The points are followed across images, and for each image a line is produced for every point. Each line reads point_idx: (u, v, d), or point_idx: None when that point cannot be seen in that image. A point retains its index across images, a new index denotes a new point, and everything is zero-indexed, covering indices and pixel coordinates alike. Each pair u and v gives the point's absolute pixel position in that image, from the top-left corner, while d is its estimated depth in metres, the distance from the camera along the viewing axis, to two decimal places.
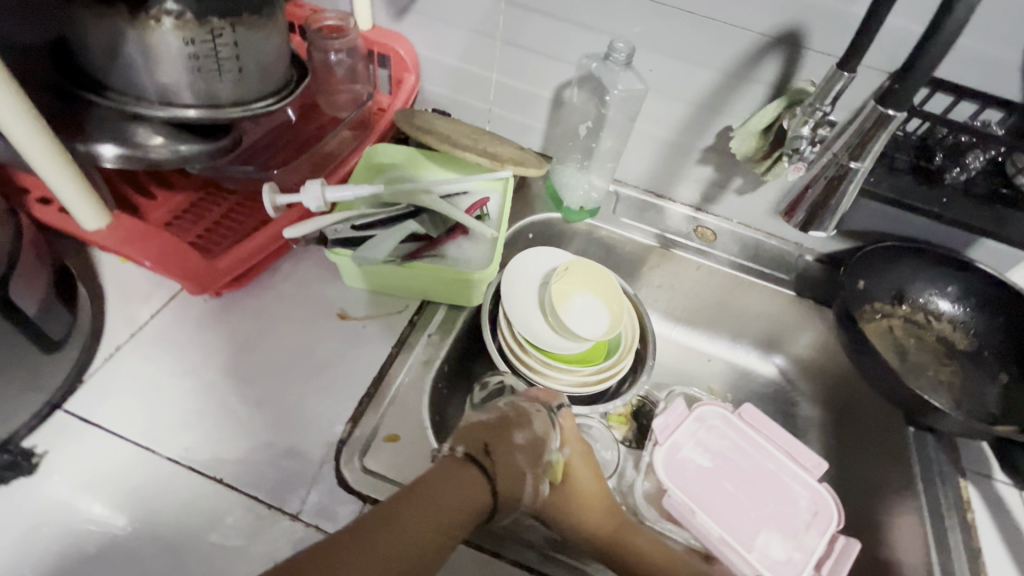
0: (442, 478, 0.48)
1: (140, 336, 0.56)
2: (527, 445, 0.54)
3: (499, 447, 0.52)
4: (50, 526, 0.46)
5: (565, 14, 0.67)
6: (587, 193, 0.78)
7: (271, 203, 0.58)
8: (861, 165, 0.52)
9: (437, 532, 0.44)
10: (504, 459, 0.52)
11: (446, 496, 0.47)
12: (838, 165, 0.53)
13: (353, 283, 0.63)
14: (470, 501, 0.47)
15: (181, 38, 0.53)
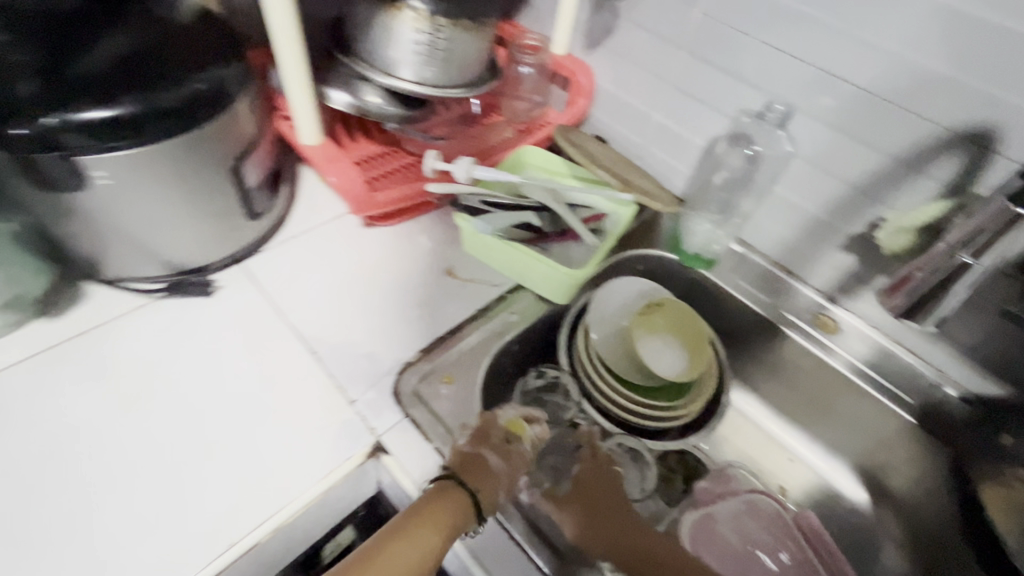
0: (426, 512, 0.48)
1: (307, 234, 0.72)
2: (501, 450, 0.53)
3: (470, 464, 0.52)
4: (189, 345, 0.61)
5: (737, 71, 0.70)
6: (709, 244, 0.79)
7: (428, 165, 0.71)
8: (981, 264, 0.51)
9: (430, 554, 0.47)
10: (478, 478, 0.51)
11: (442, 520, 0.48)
12: (949, 257, 0.53)
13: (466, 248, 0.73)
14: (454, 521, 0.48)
15: (413, 27, 0.68)
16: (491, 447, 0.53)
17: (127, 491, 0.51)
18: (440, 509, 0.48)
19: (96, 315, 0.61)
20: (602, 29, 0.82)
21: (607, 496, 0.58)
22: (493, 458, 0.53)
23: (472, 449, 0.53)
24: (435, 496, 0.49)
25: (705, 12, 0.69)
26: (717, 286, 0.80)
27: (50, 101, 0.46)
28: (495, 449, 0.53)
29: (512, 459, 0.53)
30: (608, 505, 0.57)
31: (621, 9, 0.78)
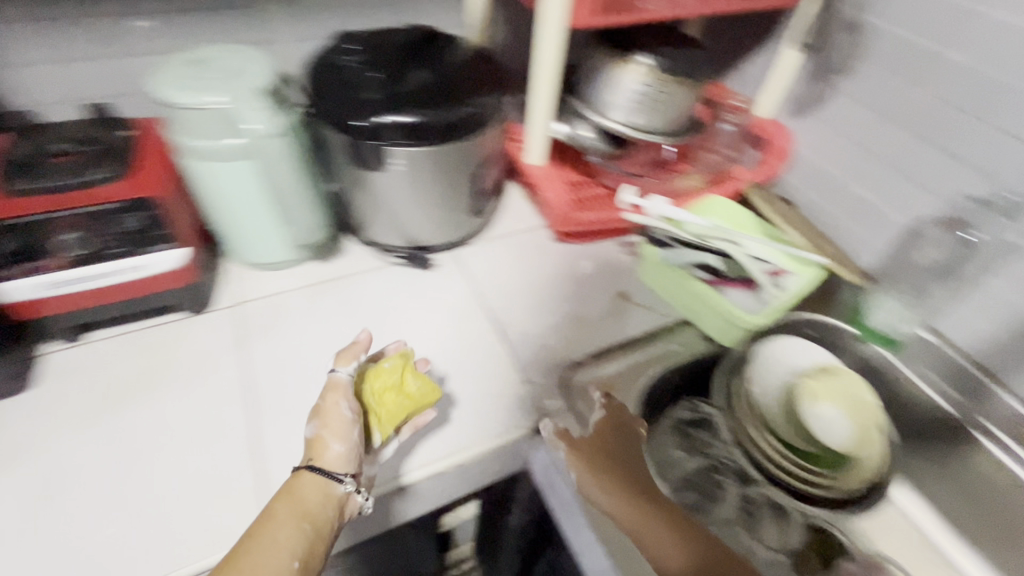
0: (282, 504, 0.48)
1: (508, 237, 0.85)
2: (318, 417, 0.54)
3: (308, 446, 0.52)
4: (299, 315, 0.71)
5: (964, 154, 0.68)
6: (896, 324, 0.75)
7: (624, 198, 0.80)
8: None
9: (293, 536, 0.46)
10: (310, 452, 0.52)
11: (301, 507, 0.48)
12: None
13: (643, 276, 0.79)
14: (321, 510, 0.48)
15: (634, 78, 0.79)
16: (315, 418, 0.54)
17: (134, 453, 0.57)
18: (295, 499, 0.48)
19: (351, 266, 0.77)
20: (814, 99, 0.85)
21: (620, 443, 0.62)
22: (310, 426, 0.54)
23: (311, 430, 0.53)
24: (282, 495, 0.49)
25: (934, 93, 0.69)
26: (898, 371, 0.75)
27: (378, 106, 0.63)
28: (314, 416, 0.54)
29: (335, 421, 0.53)
30: (638, 475, 0.59)
31: (840, 83, 0.81)
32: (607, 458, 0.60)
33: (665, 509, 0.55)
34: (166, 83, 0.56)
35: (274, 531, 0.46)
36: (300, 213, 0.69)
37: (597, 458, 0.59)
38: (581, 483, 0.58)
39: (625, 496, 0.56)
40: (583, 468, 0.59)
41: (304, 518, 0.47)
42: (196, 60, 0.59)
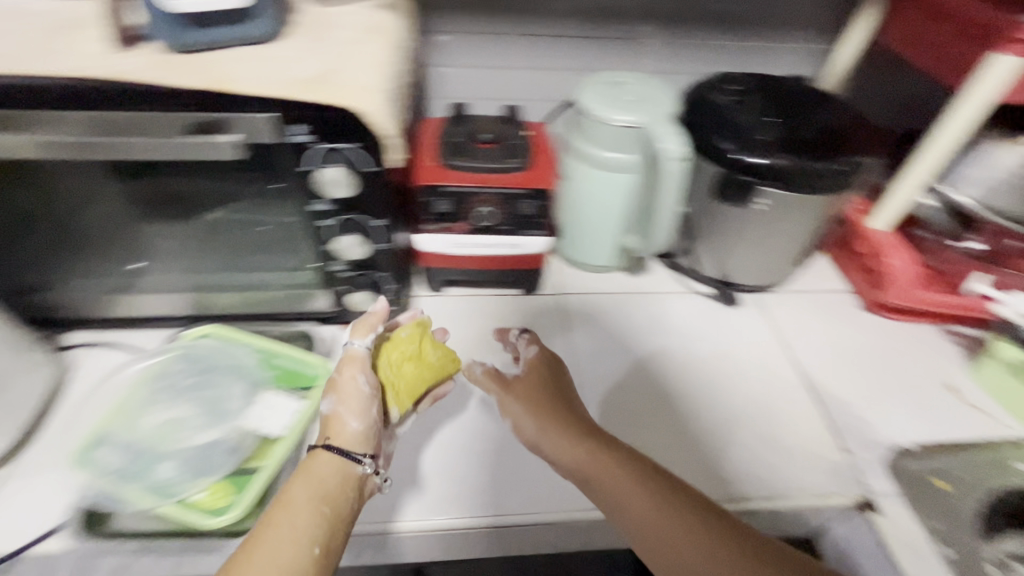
0: (296, 485, 0.44)
1: (812, 295, 0.82)
2: (332, 390, 0.52)
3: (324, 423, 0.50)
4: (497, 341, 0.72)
5: None
6: None
7: (973, 285, 0.75)
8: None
9: (309, 520, 0.42)
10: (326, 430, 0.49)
11: (318, 485, 0.44)
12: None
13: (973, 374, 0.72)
14: (313, 486, 0.44)
15: (1016, 157, 0.71)
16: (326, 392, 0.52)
17: None
18: (314, 479, 0.45)
19: (656, 285, 0.80)
20: None
21: (549, 392, 0.59)
22: (326, 403, 0.51)
23: (328, 406, 0.51)
24: (304, 470, 0.46)
25: None
26: None
27: (759, 148, 0.64)
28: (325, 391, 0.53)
29: (349, 389, 0.52)
30: (558, 384, 0.61)
31: None
32: (530, 379, 0.61)
33: (610, 444, 0.52)
34: (591, 100, 0.66)
35: (288, 514, 0.41)
36: (654, 240, 0.71)
37: (529, 390, 0.60)
38: (529, 429, 0.57)
39: (567, 434, 0.54)
40: (521, 415, 0.58)
41: (322, 499, 0.43)
42: (614, 82, 0.68)
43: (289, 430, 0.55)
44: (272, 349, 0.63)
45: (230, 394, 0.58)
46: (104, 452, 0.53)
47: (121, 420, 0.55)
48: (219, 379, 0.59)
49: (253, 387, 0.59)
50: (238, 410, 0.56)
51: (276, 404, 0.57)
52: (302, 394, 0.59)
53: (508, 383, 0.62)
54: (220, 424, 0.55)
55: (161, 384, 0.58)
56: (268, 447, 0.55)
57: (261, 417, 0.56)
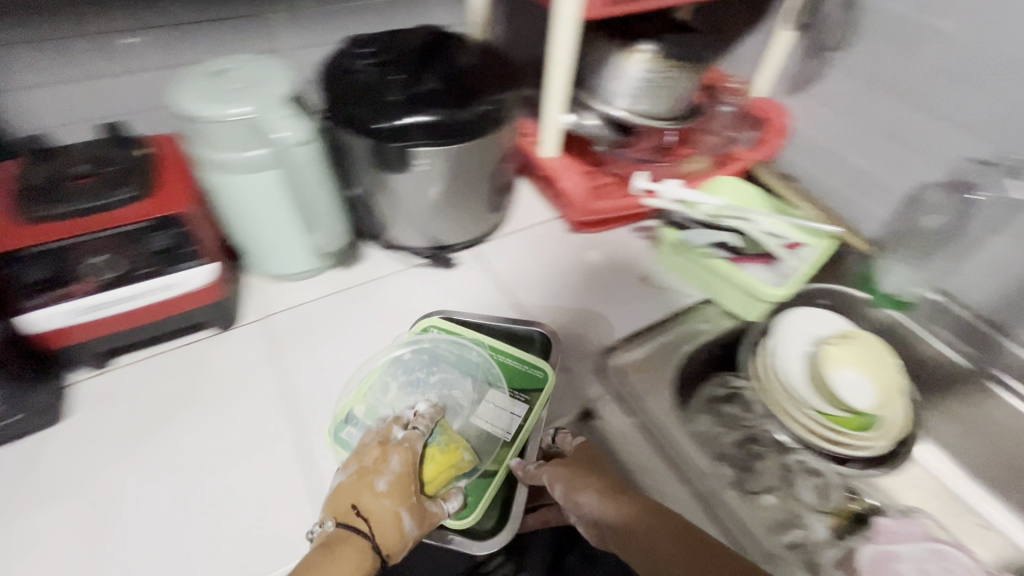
0: (336, 553, 0.46)
1: (524, 232, 0.86)
2: (418, 516, 0.51)
3: (378, 516, 0.49)
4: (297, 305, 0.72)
5: (956, 119, 0.72)
6: (907, 287, 0.79)
7: (637, 183, 0.81)
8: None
9: None
10: (380, 533, 0.48)
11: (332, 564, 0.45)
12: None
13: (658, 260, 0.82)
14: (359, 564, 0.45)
15: (641, 65, 0.80)
16: (411, 507, 0.50)
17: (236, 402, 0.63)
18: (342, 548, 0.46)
19: (372, 271, 0.77)
20: (808, 76, 0.89)
21: (599, 484, 0.52)
22: (410, 520, 0.50)
23: (379, 488, 0.50)
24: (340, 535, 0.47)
25: (926, 61, 0.73)
26: (912, 331, 0.79)
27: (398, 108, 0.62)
28: (409, 507, 0.50)
29: (432, 517, 0.52)
30: (603, 473, 0.54)
31: (833, 59, 0.85)
32: (573, 462, 0.56)
33: (656, 506, 0.50)
34: (188, 99, 0.55)
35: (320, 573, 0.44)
36: None
37: (578, 480, 0.53)
38: (564, 492, 0.53)
39: (605, 495, 0.51)
40: (576, 498, 0.52)
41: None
42: (213, 71, 0.58)
43: (516, 434, 0.61)
44: (498, 349, 0.68)
45: (456, 388, 0.63)
46: (350, 431, 0.59)
47: (364, 402, 0.61)
48: (473, 360, 0.66)
49: (482, 385, 0.64)
50: (467, 408, 0.62)
51: (503, 408, 0.62)
52: (524, 398, 0.64)
53: (548, 471, 0.55)
54: (456, 417, 0.61)
55: (397, 370, 0.64)
56: (495, 449, 0.60)
57: (487, 417, 0.62)
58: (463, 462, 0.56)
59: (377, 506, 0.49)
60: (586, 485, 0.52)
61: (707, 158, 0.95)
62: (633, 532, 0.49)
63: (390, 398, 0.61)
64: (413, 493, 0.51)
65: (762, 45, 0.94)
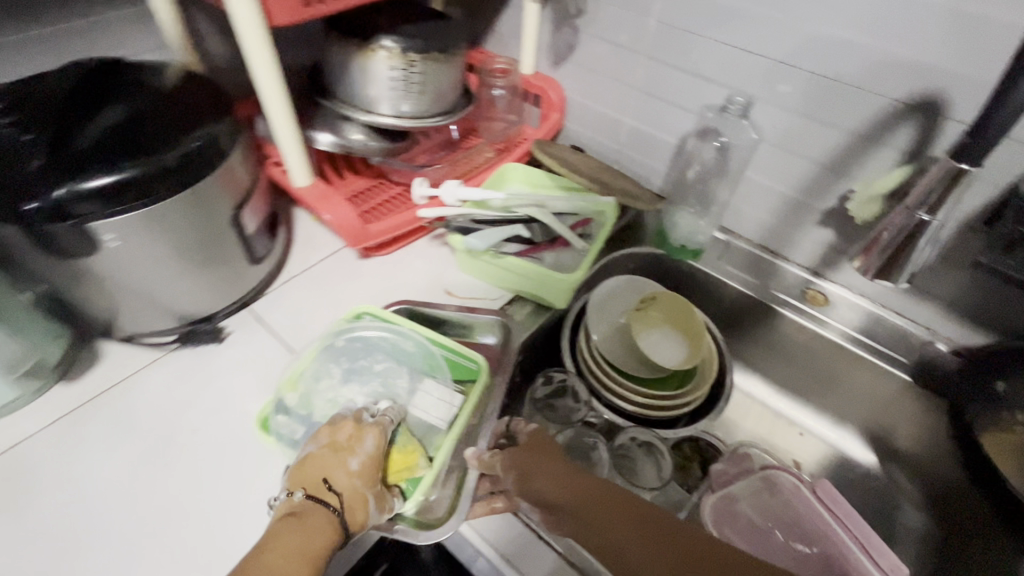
0: (311, 516, 0.50)
1: (308, 273, 0.75)
2: (378, 502, 0.53)
3: (350, 500, 0.52)
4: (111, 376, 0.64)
5: (693, 70, 0.75)
6: (693, 234, 0.82)
7: (417, 192, 0.75)
8: (937, 218, 0.51)
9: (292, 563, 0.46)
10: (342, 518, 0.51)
11: (309, 532, 0.48)
12: (911, 216, 0.52)
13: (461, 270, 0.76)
14: (323, 539, 0.48)
15: (387, 65, 0.73)
16: (375, 494, 0.53)
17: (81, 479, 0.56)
18: (313, 518, 0.49)
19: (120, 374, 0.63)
20: (565, 46, 0.89)
21: (560, 468, 0.55)
22: (370, 508, 0.52)
23: (352, 466, 0.53)
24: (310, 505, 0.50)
25: (658, 19, 0.75)
26: (707, 275, 0.83)
27: (56, 176, 0.48)
28: (371, 495, 0.53)
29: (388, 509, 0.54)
30: (554, 455, 0.58)
31: (582, 26, 0.84)
32: (528, 449, 0.58)
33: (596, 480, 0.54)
34: None
35: (287, 547, 0.47)
36: None
37: (534, 463, 0.56)
38: (514, 473, 0.56)
39: (554, 473, 0.55)
40: (533, 481, 0.54)
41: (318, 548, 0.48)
42: None
43: (448, 427, 0.60)
44: (438, 339, 0.67)
45: (395, 379, 0.63)
46: (290, 421, 0.59)
47: (297, 391, 0.61)
48: (410, 350, 0.66)
49: (417, 377, 0.63)
50: (406, 397, 0.61)
51: (442, 398, 0.61)
52: (459, 389, 0.63)
53: (504, 458, 0.57)
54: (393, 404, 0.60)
55: (341, 359, 0.64)
56: (435, 439, 0.59)
57: (423, 407, 0.61)
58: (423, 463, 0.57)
59: (347, 490, 0.52)
60: (540, 461, 0.56)
61: (490, 149, 0.90)
62: (576, 503, 0.52)
63: (334, 394, 0.61)
64: (377, 485, 0.54)
65: (516, 20, 0.91)
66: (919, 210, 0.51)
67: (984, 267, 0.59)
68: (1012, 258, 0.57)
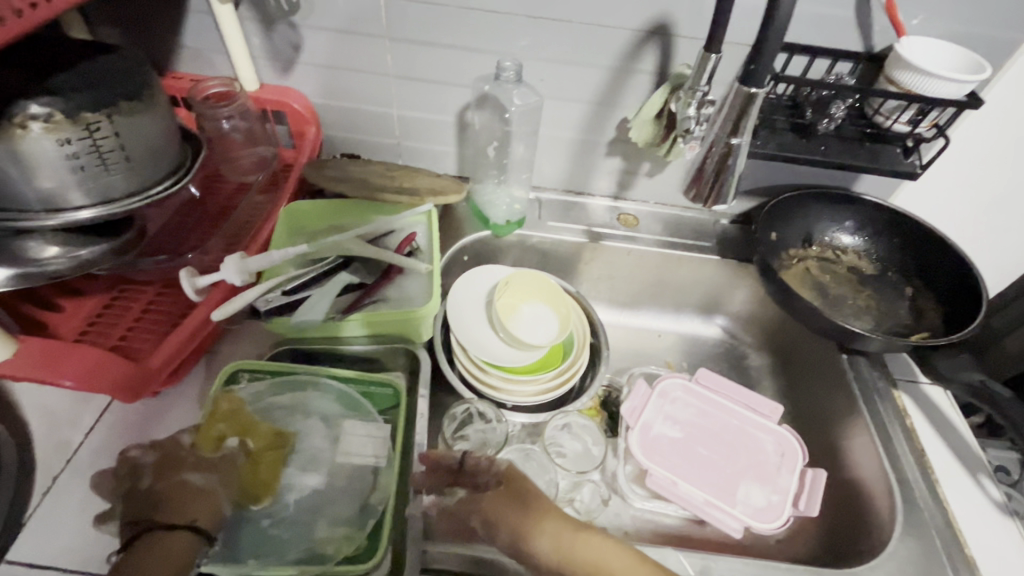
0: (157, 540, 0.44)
1: (79, 459, 0.52)
2: (202, 465, 0.49)
3: (165, 493, 0.47)
4: None
5: (445, 40, 0.70)
6: (510, 206, 0.80)
7: (191, 287, 0.56)
8: (739, 138, 0.53)
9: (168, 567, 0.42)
10: (184, 508, 0.46)
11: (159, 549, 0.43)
12: (723, 142, 0.53)
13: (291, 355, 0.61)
14: (186, 541, 0.44)
15: (55, 140, 0.51)
16: (188, 466, 0.48)
17: None
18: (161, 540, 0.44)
19: None
20: (288, 46, 0.74)
21: (548, 533, 0.50)
22: (199, 476, 0.48)
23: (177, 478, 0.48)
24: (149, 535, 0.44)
25: None
26: (536, 238, 0.83)
27: None
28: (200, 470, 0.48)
29: (223, 470, 0.49)
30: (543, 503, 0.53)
31: (297, 19, 0.70)
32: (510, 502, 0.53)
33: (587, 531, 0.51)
34: None
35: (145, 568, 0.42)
36: None
37: (520, 517, 0.51)
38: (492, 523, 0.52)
39: (543, 525, 0.51)
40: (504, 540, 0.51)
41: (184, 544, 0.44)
42: None
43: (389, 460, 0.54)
44: (340, 375, 0.58)
45: (314, 436, 0.54)
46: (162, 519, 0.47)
47: None
48: (310, 400, 0.56)
49: (334, 422, 0.55)
50: (331, 450, 0.53)
51: (365, 434, 0.54)
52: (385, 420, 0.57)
53: (482, 501, 0.53)
54: (322, 468, 0.53)
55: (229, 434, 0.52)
56: (385, 478, 0.53)
57: (356, 450, 0.54)
58: (219, 411, 0.52)
59: (163, 485, 0.47)
60: (529, 510, 0.52)
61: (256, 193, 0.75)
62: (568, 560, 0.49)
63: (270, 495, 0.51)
64: (184, 457, 0.49)
65: (208, 28, 0.72)
66: (728, 137, 0.53)
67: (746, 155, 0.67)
68: (760, 139, 0.67)
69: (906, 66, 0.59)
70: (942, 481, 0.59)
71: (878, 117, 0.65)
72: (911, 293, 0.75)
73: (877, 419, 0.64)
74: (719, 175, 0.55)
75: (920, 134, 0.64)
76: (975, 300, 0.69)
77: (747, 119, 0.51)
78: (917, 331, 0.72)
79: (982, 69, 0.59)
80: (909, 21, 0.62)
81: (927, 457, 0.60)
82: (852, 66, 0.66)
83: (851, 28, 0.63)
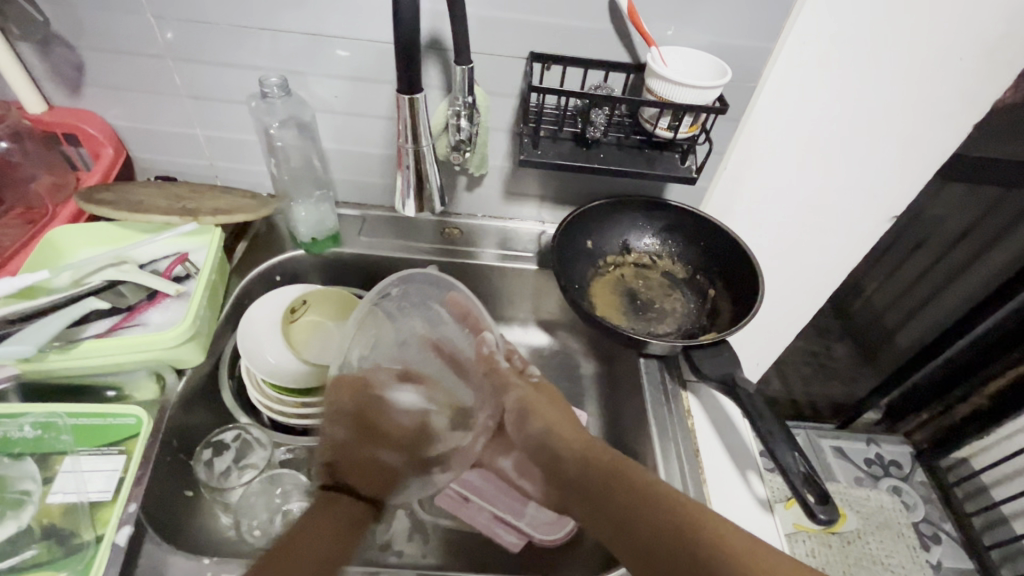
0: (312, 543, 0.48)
1: None
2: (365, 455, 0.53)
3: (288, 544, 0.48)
4: None
5: (232, 59, 0.70)
6: (319, 222, 0.78)
7: None
8: (421, 146, 0.61)
9: (330, 542, 0.49)
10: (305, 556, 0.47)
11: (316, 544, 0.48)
12: (411, 148, 0.62)
13: (24, 394, 0.56)
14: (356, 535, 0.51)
15: None
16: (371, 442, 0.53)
17: None
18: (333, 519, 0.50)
19: None
20: (71, 68, 0.71)
21: (568, 446, 0.57)
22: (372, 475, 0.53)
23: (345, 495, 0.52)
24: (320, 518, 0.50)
25: (159, 15, 0.66)
26: (354, 255, 0.81)
27: None
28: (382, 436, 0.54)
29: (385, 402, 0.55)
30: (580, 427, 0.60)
31: (73, 40, 0.69)
32: (557, 406, 0.61)
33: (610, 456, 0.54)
34: None
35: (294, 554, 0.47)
36: None
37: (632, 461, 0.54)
38: (572, 433, 0.58)
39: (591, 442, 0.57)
40: (541, 433, 0.59)
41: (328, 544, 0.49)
42: None
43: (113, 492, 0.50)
44: (77, 412, 0.54)
45: (18, 481, 0.49)
46: (62, 492, 0.50)
47: None
48: (25, 439, 0.52)
49: (47, 461, 0.51)
50: (41, 491, 0.49)
51: (85, 470, 0.51)
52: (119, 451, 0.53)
53: (518, 390, 0.61)
54: (20, 516, 0.48)
55: None
56: (98, 514, 0.49)
57: (70, 488, 0.50)
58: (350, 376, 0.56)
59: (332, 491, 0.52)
60: (572, 423, 0.60)
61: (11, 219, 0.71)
62: (621, 475, 0.52)
63: None
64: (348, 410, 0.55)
65: None
66: (411, 142, 0.61)
67: (527, 165, 0.67)
68: (540, 149, 0.68)
69: (655, 75, 0.61)
70: (709, 479, 0.59)
71: (645, 125, 0.66)
72: (712, 295, 0.77)
73: (661, 422, 0.64)
74: (417, 186, 0.65)
75: (687, 139, 0.66)
76: (753, 299, 0.70)
77: (419, 127, 0.60)
78: (714, 332, 0.73)
79: (724, 74, 0.61)
80: (664, 33, 0.65)
81: (700, 458, 0.60)
82: (624, 77, 0.68)
83: (611, 40, 0.65)
